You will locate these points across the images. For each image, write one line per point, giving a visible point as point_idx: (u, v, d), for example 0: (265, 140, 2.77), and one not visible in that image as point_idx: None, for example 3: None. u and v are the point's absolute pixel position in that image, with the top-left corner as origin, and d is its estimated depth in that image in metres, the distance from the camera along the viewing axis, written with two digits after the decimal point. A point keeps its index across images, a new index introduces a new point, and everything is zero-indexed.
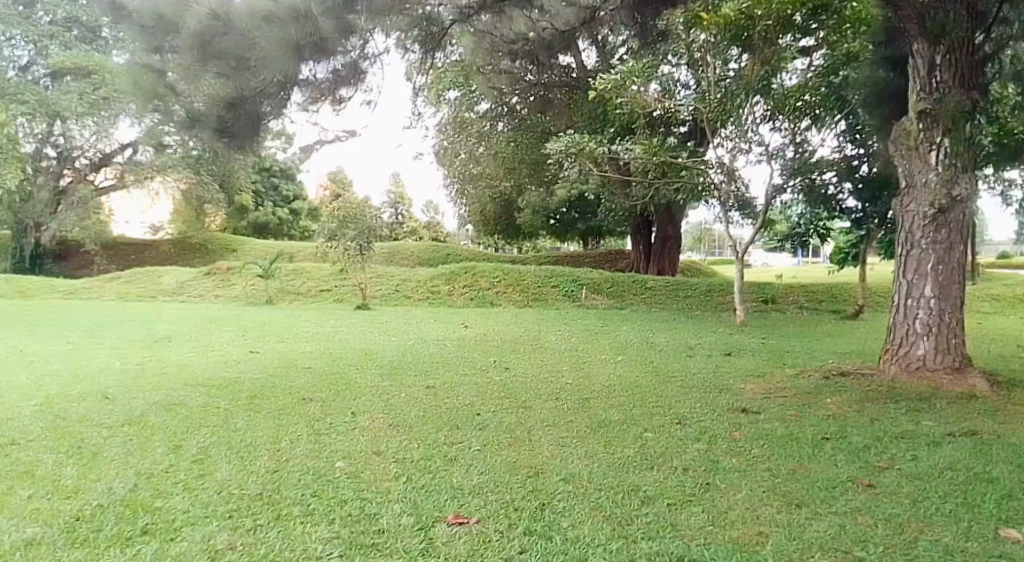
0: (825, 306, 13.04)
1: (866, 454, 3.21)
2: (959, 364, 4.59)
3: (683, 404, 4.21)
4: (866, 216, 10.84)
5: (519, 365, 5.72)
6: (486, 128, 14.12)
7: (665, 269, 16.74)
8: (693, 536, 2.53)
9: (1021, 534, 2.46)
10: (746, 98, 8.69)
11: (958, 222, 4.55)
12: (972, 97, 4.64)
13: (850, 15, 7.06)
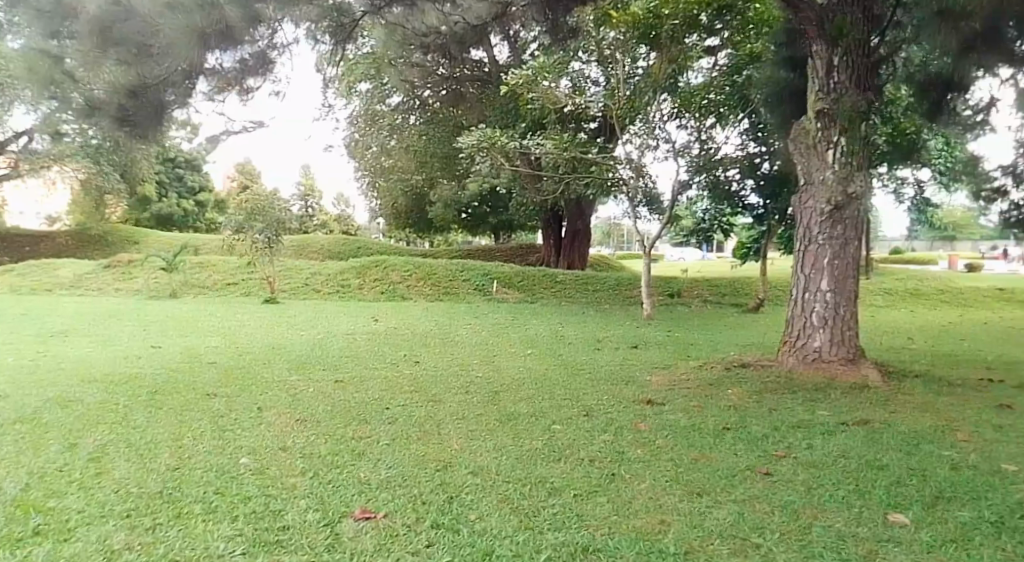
0: (728, 300, 13.54)
1: (765, 444, 3.31)
2: (853, 356, 4.76)
3: (593, 396, 4.28)
4: (767, 212, 11.06)
5: (430, 358, 5.75)
6: (398, 122, 14.69)
7: (575, 263, 17.31)
8: (599, 526, 2.56)
9: (907, 518, 2.56)
10: (655, 97, 9.51)
11: (853, 219, 4.70)
12: (869, 98, 4.78)
13: (754, 15, 8.55)
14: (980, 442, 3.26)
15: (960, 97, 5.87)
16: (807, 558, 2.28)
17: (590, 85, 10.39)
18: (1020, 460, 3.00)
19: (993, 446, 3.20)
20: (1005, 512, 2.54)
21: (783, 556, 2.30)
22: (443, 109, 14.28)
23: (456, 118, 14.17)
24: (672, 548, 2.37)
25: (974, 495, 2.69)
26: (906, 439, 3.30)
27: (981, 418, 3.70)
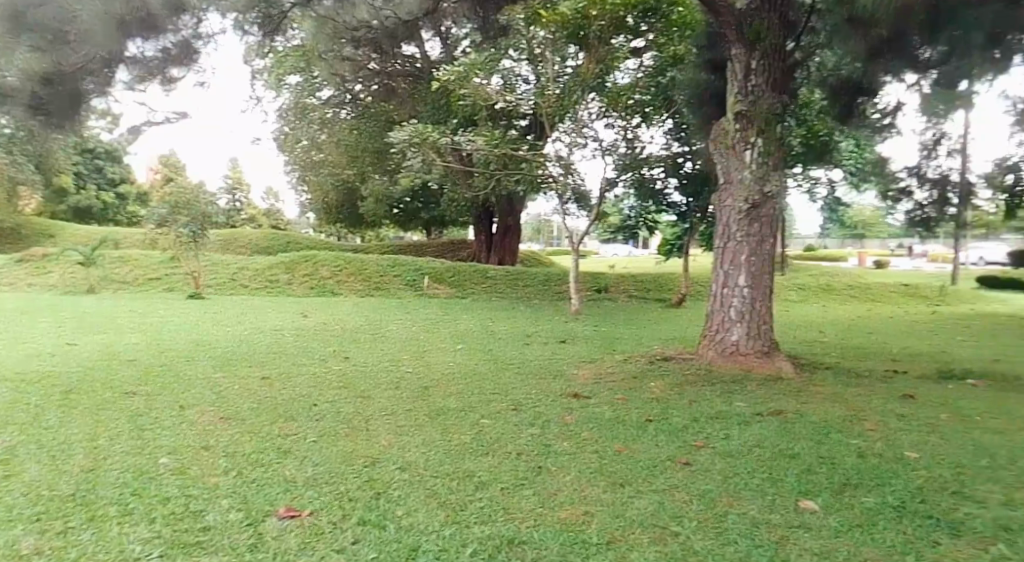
0: (652, 296, 13.87)
1: (685, 434, 3.41)
2: (768, 349, 4.95)
3: (521, 390, 4.34)
4: (689, 210, 12.09)
5: (361, 353, 5.74)
6: (328, 116, 14.62)
7: (506, 259, 17.58)
8: (525, 518, 2.58)
9: (816, 504, 2.66)
10: (582, 95, 9.69)
11: (769, 217, 4.88)
12: (783, 101, 4.99)
13: (677, 18, 9.12)
14: (883, 431, 3.45)
15: (869, 100, 6.16)
16: (723, 545, 2.36)
17: (520, 83, 10.15)
18: (919, 447, 3.20)
19: (893, 433, 3.40)
20: (906, 496, 2.69)
21: (701, 544, 2.36)
22: (373, 104, 14.17)
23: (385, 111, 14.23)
24: (595, 539, 2.41)
25: (878, 481, 2.83)
26: (816, 428, 3.47)
27: (885, 408, 3.92)
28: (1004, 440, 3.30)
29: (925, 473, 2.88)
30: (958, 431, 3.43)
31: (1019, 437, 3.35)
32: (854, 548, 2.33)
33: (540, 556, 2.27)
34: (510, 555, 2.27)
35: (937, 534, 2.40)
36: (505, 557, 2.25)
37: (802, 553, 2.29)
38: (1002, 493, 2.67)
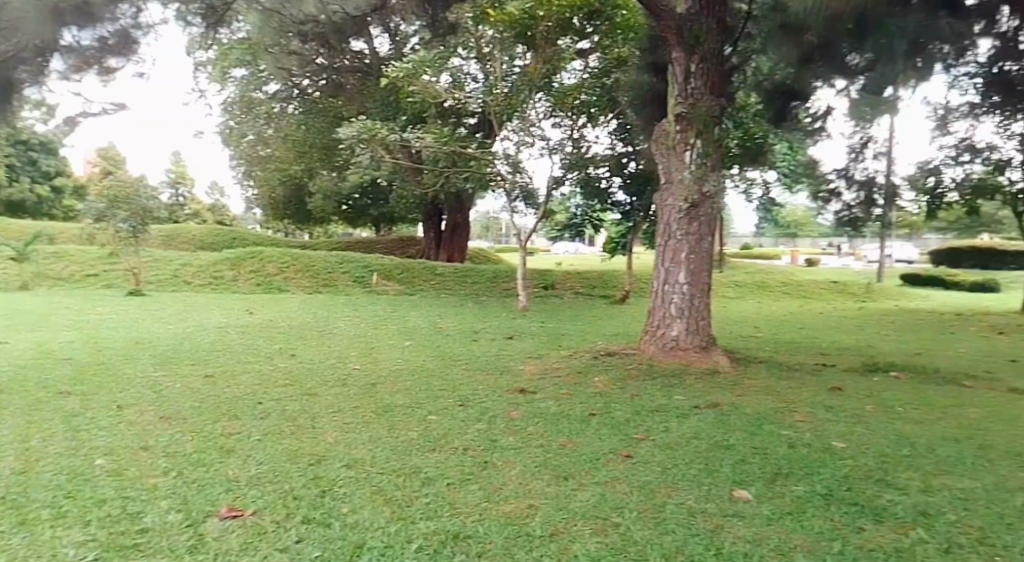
0: (598, 292, 14.04)
1: (626, 428, 3.50)
2: (706, 344, 5.10)
3: (469, 386, 4.38)
4: (632, 209, 12.15)
5: (307, 350, 5.68)
6: (276, 110, 14.64)
7: (456, 256, 17.63)
8: (470, 513, 2.60)
9: (750, 493, 2.77)
10: (530, 94, 9.83)
11: (707, 215, 5.01)
12: (721, 103, 5.12)
13: (621, 21, 9.29)
14: (812, 422, 3.61)
15: (800, 105, 6.29)
16: (661, 535, 2.43)
17: (469, 81, 10.10)
18: (846, 437, 3.35)
19: (822, 424, 3.56)
20: (834, 484, 2.81)
21: (640, 534, 2.44)
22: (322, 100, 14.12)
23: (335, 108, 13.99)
24: (538, 531, 2.46)
25: (808, 470, 2.95)
26: (750, 420, 3.60)
27: (815, 400, 4.09)
28: (921, 429, 3.50)
29: (851, 461, 3.02)
30: (882, 422, 3.62)
31: (934, 426, 3.56)
32: (786, 534, 2.43)
33: (485, 550, 2.30)
34: (455, 549, 2.29)
35: (861, 520, 2.53)
36: (450, 552, 2.27)
37: (736, 541, 2.38)
38: (920, 479, 2.83)
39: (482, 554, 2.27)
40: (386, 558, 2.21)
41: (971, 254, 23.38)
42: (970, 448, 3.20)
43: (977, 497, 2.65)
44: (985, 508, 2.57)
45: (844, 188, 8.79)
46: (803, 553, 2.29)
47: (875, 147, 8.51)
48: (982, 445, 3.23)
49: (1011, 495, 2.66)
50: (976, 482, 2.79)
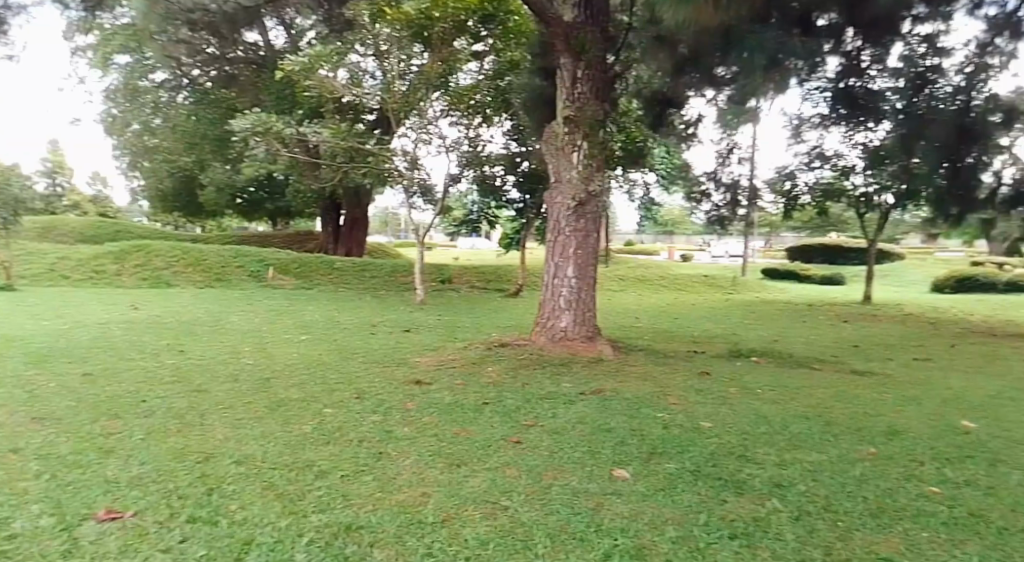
0: (493, 286, 14.28)
1: (517, 415, 3.65)
2: (592, 334, 5.36)
3: (366, 378, 4.42)
4: (526, 208, 12.78)
5: (197, 347, 5.51)
6: (163, 99, 14.30)
7: (354, 250, 17.59)
8: (363, 504, 2.64)
9: (628, 472, 2.97)
10: (427, 93, 9.91)
11: (593, 213, 5.28)
12: (606, 108, 5.40)
13: (514, 27, 9.51)
14: (684, 404, 3.90)
15: (676, 111, 6.86)
16: (547, 515, 2.58)
17: (366, 77, 10.07)
18: (713, 417, 3.65)
19: (693, 407, 3.85)
20: (702, 461, 3.06)
21: (527, 515, 2.57)
22: (213, 91, 13.76)
23: (229, 101, 13.88)
24: (430, 518, 2.54)
25: (680, 448, 3.20)
26: (631, 404, 3.84)
27: (688, 384, 4.41)
28: (777, 408, 3.87)
29: (717, 439, 3.30)
30: (745, 402, 3.97)
31: (787, 405, 3.94)
32: (659, 510, 2.64)
33: (377, 539, 2.35)
34: (347, 540, 2.33)
35: (725, 493, 2.77)
36: (342, 543, 2.31)
37: (615, 517, 2.56)
38: (776, 454, 3.13)
39: (375, 542, 2.32)
40: (275, 553, 2.22)
41: (821, 250, 24.57)
42: (817, 424, 3.58)
43: (824, 469, 2.97)
44: (828, 477, 2.89)
45: (713, 190, 9.74)
46: (673, 526, 2.50)
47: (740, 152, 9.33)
48: (827, 422, 3.62)
49: (851, 466, 3.00)
50: (822, 455, 3.13)
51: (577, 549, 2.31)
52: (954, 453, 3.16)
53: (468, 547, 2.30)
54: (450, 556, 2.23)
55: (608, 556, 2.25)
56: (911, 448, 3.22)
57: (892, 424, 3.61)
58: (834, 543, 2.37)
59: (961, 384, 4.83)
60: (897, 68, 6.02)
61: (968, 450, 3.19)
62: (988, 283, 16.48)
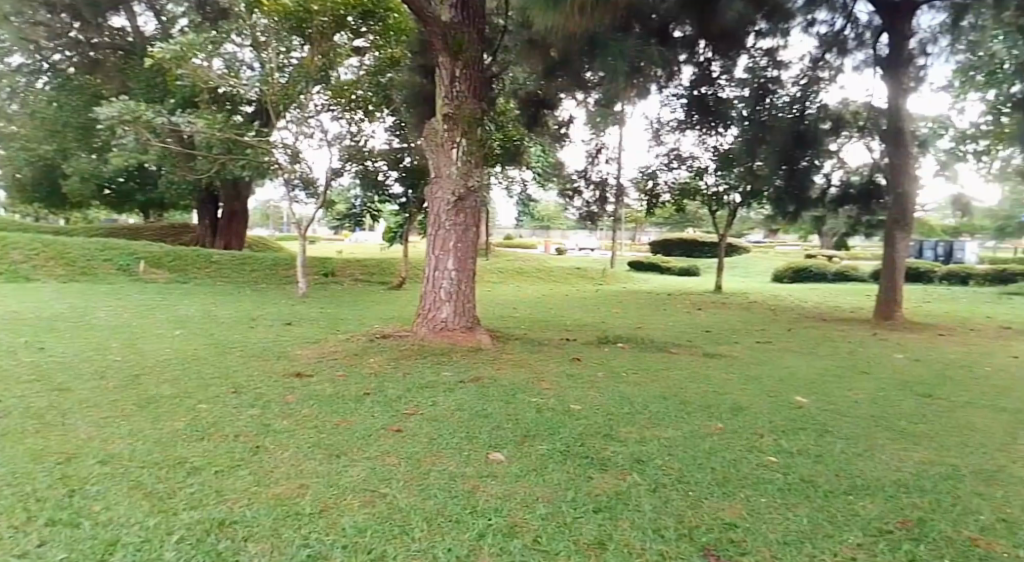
0: (375, 278, 14.21)
1: (398, 404, 3.74)
2: (471, 325, 5.55)
3: (242, 373, 4.38)
4: (409, 203, 12.47)
5: (56, 343, 5.19)
6: (21, 84, 13.81)
7: (233, 243, 17.20)
8: (238, 499, 2.62)
9: (503, 455, 3.12)
10: (307, 87, 9.92)
11: (472, 208, 5.47)
12: (483, 107, 5.60)
13: (393, 23, 9.45)
14: (556, 388, 4.15)
15: (550, 112, 7.26)
16: (424, 500, 2.67)
17: (245, 70, 10.24)
18: (581, 399, 3.91)
19: (564, 391, 4.09)
20: (571, 441, 3.27)
21: (405, 501, 2.65)
22: (76, 76, 13.67)
23: (93, 86, 13.58)
24: (307, 509, 2.56)
25: (551, 430, 3.40)
26: (506, 391, 4.03)
27: (562, 369, 4.69)
28: (639, 390, 4.18)
29: (585, 421, 3.52)
30: (611, 385, 4.26)
31: (649, 387, 4.26)
32: (531, 489, 2.79)
33: (251, 534, 2.36)
34: (220, 536, 2.33)
35: (591, 470, 2.97)
36: (215, 539, 2.30)
37: (489, 498, 2.69)
38: (637, 432, 3.39)
39: (249, 537, 2.33)
40: (142, 552, 2.19)
41: (677, 244, 26.08)
42: (673, 403, 3.89)
43: (677, 444, 3.24)
44: (682, 452, 3.15)
45: (584, 187, 11.36)
46: (543, 504, 2.66)
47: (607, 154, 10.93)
48: (682, 400, 3.95)
49: (701, 440, 3.29)
50: (676, 431, 3.41)
51: (452, 530, 2.42)
52: (789, 426, 3.53)
53: (345, 535, 2.36)
54: (327, 545, 2.29)
55: (480, 536, 2.38)
56: (752, 422, 3.58)
57: (738, 401, 4.00)
58: (686, 511, 2.61)
59: (795, 362, 5.42)
60: (745, 78, 7.82)
61: (800, 423, 3.58)
62: (822, 273, 18.13)
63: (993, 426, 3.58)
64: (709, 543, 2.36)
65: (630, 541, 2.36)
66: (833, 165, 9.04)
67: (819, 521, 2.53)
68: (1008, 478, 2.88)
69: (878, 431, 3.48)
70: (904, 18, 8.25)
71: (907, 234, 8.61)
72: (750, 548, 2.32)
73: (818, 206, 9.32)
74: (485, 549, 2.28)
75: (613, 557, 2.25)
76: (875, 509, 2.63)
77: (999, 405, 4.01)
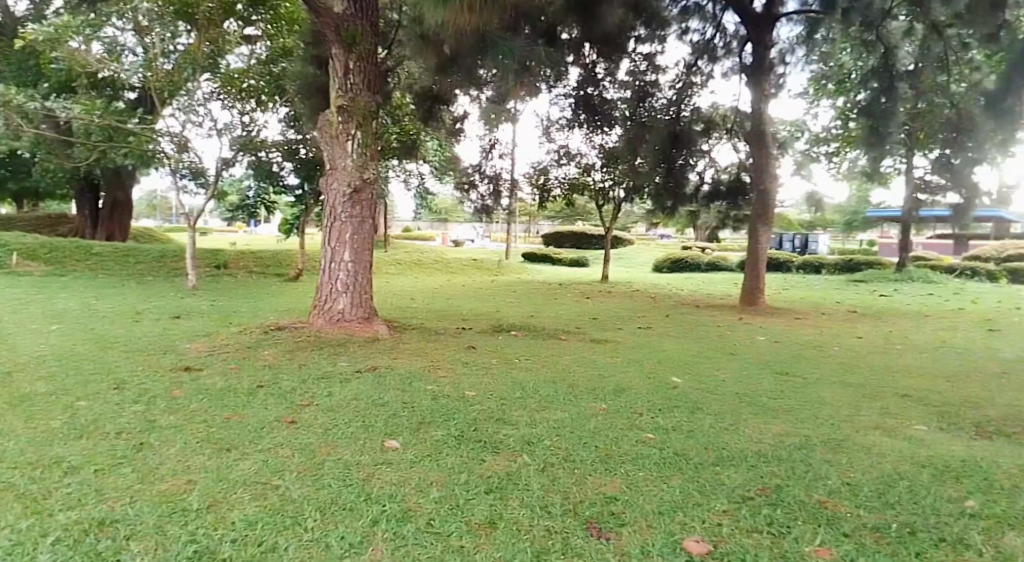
0: (270, 271, 13.80)
1: (292, 396, 3.79)
2: (368, 315, 5.74)
3: (126, 368, 4.24)
4: (305, 194, 12.42)
5: None
6: None
7: (115, 236, 16.64)
8: (120, 497, 2.55)
9: (398, 442, 3.20)
10: (194, 74, 9.47)
11: (368, 200, 5.63)
12: (378, 100, 5.74)
13: (284, 13, 9.48)
14: (451, 376, 4.32)
15: (445, 108, 7.44)
16: (317, 490, 2.69)
17: (129, 55, 9.77)
18: (476, 386, 4.09)
19: (458, 378, 4.25)
20: (465, 426, 3.40)
21: (297, 492, 2.66)
22: None
23: None
24: (195, 505, 2.52)
25: (446, 416, 3.53)
26: (403, 379, 4.16)
27: (457, 357, 4.88)
28: (531, 375, 4.40)
29: (479, 406, 3.69)
30: (503, 371, 4.48)
31: (539, 371, 4.51)
32: (424, 474, 2.88)
33: (134, 532, 2.31)
34: (99, 536, 2.27)
35: (484, 453, 3.10)
36: (94, 539, 2.25)
37: (384, 485, 2.75)
38: (528, 415, 3.58)
39: (131, 535, 2.28)
40: (12, 557, 2.12)
41: (569, 238, 26.86)
42: (561, 387, 4.14)
43: (565, 425, 3.44)
44: (570, 433, 3.35)
45: (478, 181, 11.04)
46: (437, 487, 2.75)
47: (501, 149, 10.86)
48: (570, 384, 4.21)
49: (587, 421, 3.51)
50: (565, 413, 3.62)
51: (346, 518, 2.46)
52: (666, 404, 3.84)
53: (235, 529, 2.35)
54: (215, 540, 2.27)
55: (374, 522, 2.43)
56: (633, 402, 3.87)
57: (621, 382, 4.30)
58: (572, 488, 2.77)
59: (671, 345, 5.83)
60: (626, 82, 8.79)
61: (675, 401, 3.90)
62: (695, 263, 19.16)
63: (840, 399, 4.03)
64: (592, 516, 2.52)
65: (519, 520, 2.48)
66: (704, 164, 9.60)
67: (690, 491, 2.76)
68: (851, 445, 3.25)
69: (744, 407, 3.83)
70: (766, 29, 8.67)
71: (769, 229, 9.00)
72: (629, 520, 2.50)
73: (692, 202, 9.83)
74: (379, 534, 2.34)
75: (503, 534, 2.36)
76: (740, 478, 2.89)
77: (844, 380, 4.51)
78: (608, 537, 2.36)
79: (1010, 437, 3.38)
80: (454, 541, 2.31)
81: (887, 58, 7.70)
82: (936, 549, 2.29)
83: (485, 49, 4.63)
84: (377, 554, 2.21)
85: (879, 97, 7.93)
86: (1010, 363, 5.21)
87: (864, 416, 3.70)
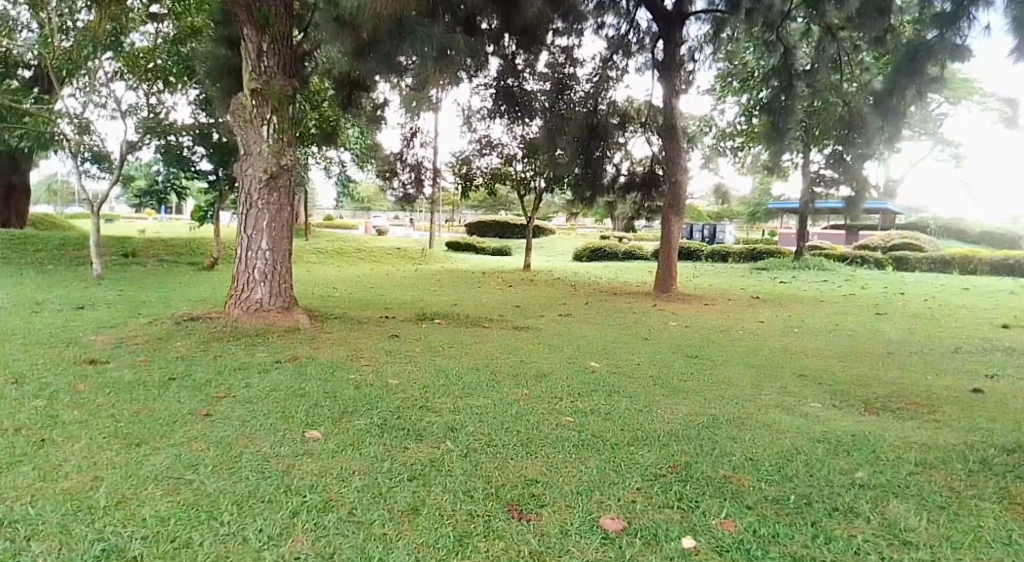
0: (183, 259, 13.24)
1: (208, 389, 3.70)
2: (286, 305, 5.63)
3: (25, 362, 4.01)
4: (218, 180, 11.90)
5: None
6: None
7: (12, 221, 15.43)
8: (17, 496, 2.43)
9: (319, 433, 3.18)
10: (95, 52, 8.95)
11: (285, 186, 5.55)
12: (293, 83, 5.64)
13: None
14: (374, 364, 4.35)
15: (365, 94, 7.40)
16: (235, 482, 2.63)
17: (23, 31, 9.64)
18: (399, 374, 4.11)
19: (382, 366, 4.29)
20: (388, 415, 3.42)
21: (213, 485, 2.59)
22: None
23: None
24: (101, 502, 2.42)
25: (369, 405, 3.55)
26: (325, 369, 4.14)
27: (380, 345, 4.88)
28: (454, 362, 4.47)
29: (402, 394, 3.74)
30: (425, 359, 4.53)
31: (461, 358, 4.59)
32: (346, 463, 2.86)
33: (35, 532, 2.21)
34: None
35: (407, 441, 3.11)
36: None
37: (303, 475, 2.72)
38: (451, 402, 3.64)
39: (31, 536, 2.18)
40: None
41: (493, 227, 26.95)
42: (484, 373, 4.24)
43: (487, 411, 3.52)
44: (492, 419, 3.43)
45: (400, 169, 10.86)
46: (359, 476, 2.74)
47: (423, 138, 10.53)
48: (492, 370, 4.32)
49: (510, 406, 3.62)
50: (487, 400, 3.70)
51: (263, 511, 2.42)
52: (585, 388, 3.99)
53: (145, 526, 2.27)
54: (124, 538, 2.19)
55: (294, 513, 2.40)
56: (553, 386, 4.00)
57: (541, 368, 4.43)
58: (494, 472, 2.81)
59: (588, 330, 6.04)
60: (546, 73, 8.72)
61: (593, 385, 4.05)
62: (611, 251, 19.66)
63: (743, 380, 4.28)
64: (512, 498, 2.59)
65: (441, 505, 2.51)
66: (621, 156, 10.07)
67: (607, 470, 2.88)
68: (753, 423, 3.46)
69: (654, 389, 4.03)
70: (676, 29, 9.04)
71: (680, 220, 9.40)
72: (547, 500, 2.57)
73: (609, 193, 10.27)
74: (299, 526, 2.32)
75: (426, 520, 2.39)
76: (651, 457, 3.02)
77: (747, 362, 4.80)
78: (529, 519, 2.42)
79: (893, 413, 3.69)
80: (376, 529, 2.32)
81: (787, 58, 8.15)
82: (828, 519, 2.47)
83: (400, 39, 4.63)
84: (296, 546, 2.19)
85: (778, 96, 8.40)
86: (890, 343, 5.68)
87: (765, 395, 3.94)
